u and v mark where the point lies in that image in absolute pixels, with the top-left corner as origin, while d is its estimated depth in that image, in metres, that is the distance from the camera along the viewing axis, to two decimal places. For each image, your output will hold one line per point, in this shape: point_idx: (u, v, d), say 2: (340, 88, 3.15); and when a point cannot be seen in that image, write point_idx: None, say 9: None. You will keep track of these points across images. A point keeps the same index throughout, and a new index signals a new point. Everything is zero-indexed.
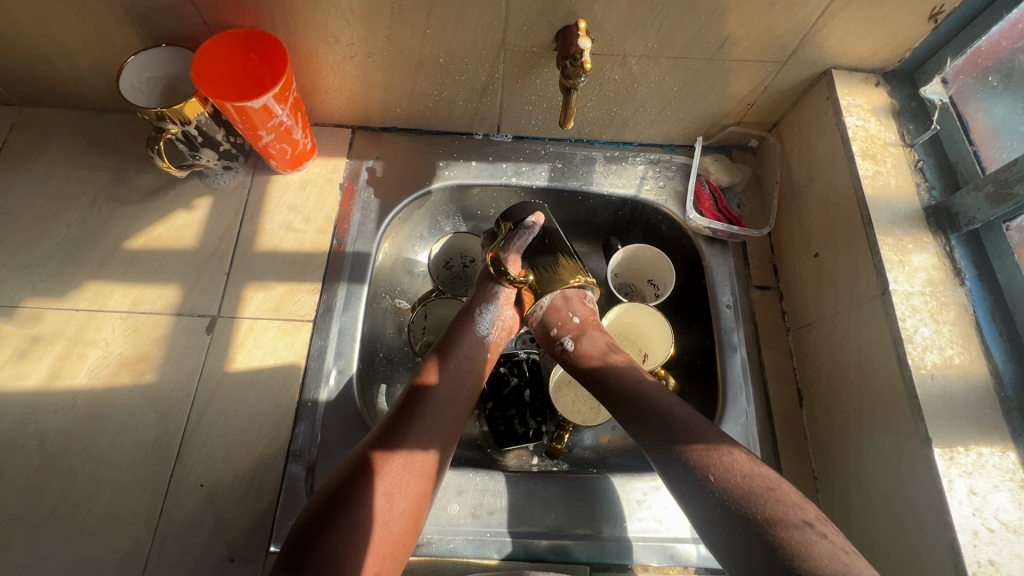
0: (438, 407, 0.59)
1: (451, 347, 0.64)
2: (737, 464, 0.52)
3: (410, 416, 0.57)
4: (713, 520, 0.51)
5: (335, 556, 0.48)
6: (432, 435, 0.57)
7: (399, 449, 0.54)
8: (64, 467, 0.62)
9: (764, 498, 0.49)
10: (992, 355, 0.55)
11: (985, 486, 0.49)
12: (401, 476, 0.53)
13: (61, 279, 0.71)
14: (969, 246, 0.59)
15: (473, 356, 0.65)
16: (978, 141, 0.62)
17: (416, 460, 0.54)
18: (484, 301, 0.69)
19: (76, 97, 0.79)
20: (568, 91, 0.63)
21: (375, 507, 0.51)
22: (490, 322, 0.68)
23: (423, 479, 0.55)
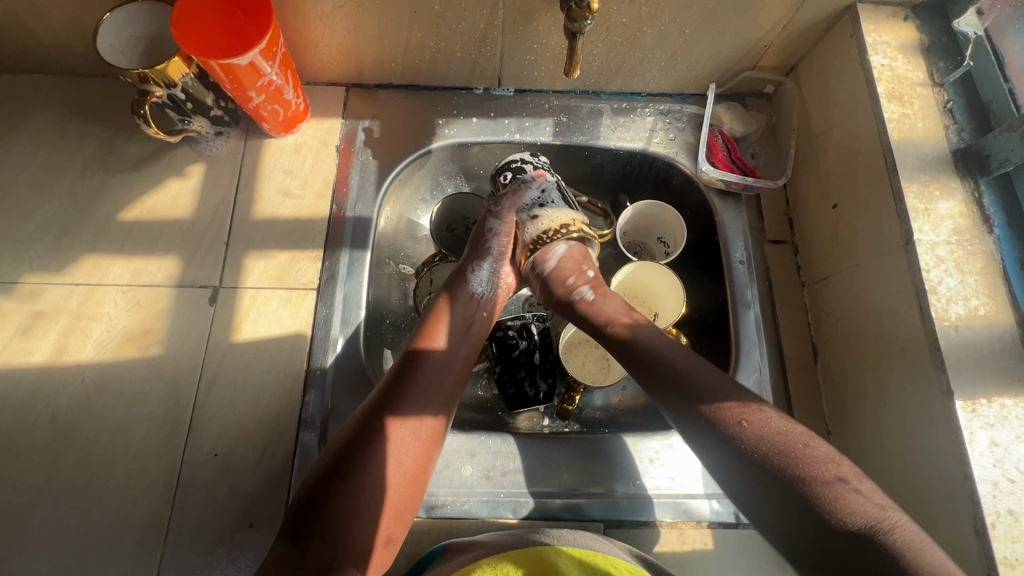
0: (433, 368, 0.57)
1: (441, 315, 0.62)
2: (780, 422, 0.50)
3: (409, 383, 0.55)
4: (755, 490, 0.48)
5: (339, 519, 0.47)
6: (433, 399, 0.56)
7: (398, 413, 0.53)
8: (78, 440, 0.62)
9: (809, 461, 0.47)
10: (1019, 304, 0.52)
11: (1006, 437, 0.48)
12: (409, 438, 0.53)
13: (58, 253, 0.70)
14: (999, 191, 0.56)
15: (470, 315, 0.63)
16: (1014, 76, 0.58)
17: (418, 422, 0.54)
18: (475, 262, 0.67)
19: (56, 62, 0.75)
20: (575, 35, 0.59)
21: (383, 470, 0.50)
22: (485, 280, 0.66)
23: (427, 446, 0.54)
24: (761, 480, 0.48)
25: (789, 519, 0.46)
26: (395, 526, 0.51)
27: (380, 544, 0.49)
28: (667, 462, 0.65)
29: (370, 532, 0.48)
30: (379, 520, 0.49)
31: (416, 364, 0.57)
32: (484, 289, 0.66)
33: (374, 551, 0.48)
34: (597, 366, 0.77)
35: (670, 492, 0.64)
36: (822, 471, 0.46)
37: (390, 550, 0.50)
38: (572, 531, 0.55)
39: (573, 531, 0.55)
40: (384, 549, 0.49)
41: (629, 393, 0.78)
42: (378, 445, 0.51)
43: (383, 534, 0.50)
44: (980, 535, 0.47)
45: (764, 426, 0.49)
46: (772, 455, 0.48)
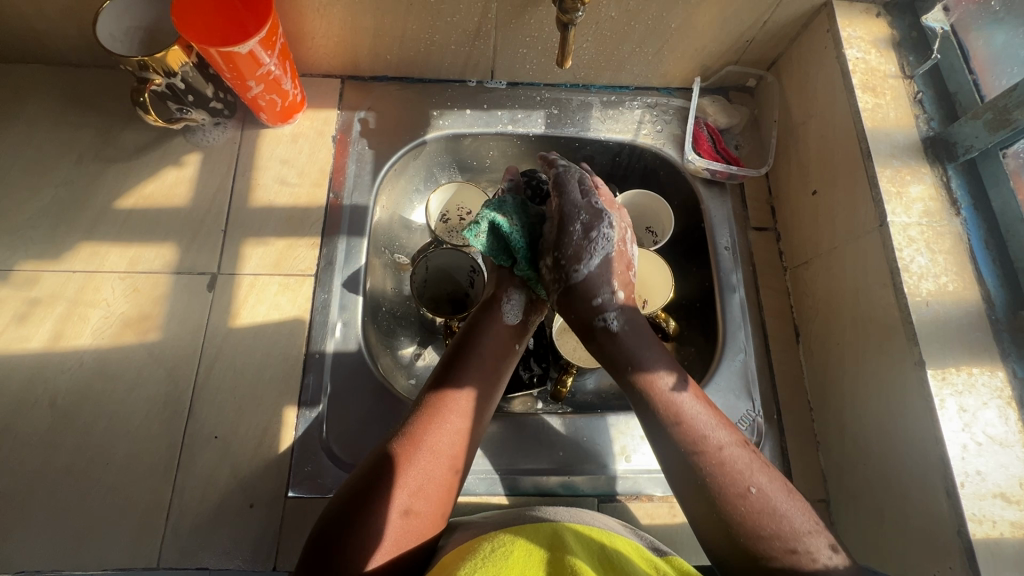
0: (485, 358, 0.58)
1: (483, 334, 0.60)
2: (710, 417, 0.52)
3: (457, 367, 0.57)
4: (680, 468, 0.51)
5: (377, 508, 0.47)
6: (479, 392, 0.56)
7: (447, 396, 0.55)
8: (77, 424, 0.63)
9: (715, 445, 0.50)
10: (985, 281, 0.56)
11: (974, 404, 0.52)
12: (454, 422, 0.53)
13: (54, 241, 0.70)
14: (966, 176, 0.60)
15: (506, 347, 0.60)
16: (977, 69, 0.62)
17: (463, 404, 0.55)
18: (509, 290, 0.64)
19: (51, 52, 0.75)
20: (566, 26, 0.61)
21: (426, 459, 0.51)
22: (514, 303, 0.63)
23: (467, 435, 0.54)
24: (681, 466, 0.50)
25: (708, 512, 0.49)
26: (418, 499, 0.49)
27: (394, 515, 0.47)
28: None
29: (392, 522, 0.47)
30: (399, 489, 0.49)
31: (465, 355, 0.58)
32: (517, 319, 0.62)
33: (403, 534, 0.47)
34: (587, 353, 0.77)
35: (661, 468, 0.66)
36: (716, 445, 0.50)
37: (412, 522, 0.48)
38: (574, 509, 0.53)
39: (570, 509, 0.53)
40: (402, 520, 0.48)
41: None
42: (423, 426, 0.52)
43: (401, 504, 0.48)
44: (950, 494, 0.50)
45: (681, 411, 0.52)
46: (690, 438, 0.51)
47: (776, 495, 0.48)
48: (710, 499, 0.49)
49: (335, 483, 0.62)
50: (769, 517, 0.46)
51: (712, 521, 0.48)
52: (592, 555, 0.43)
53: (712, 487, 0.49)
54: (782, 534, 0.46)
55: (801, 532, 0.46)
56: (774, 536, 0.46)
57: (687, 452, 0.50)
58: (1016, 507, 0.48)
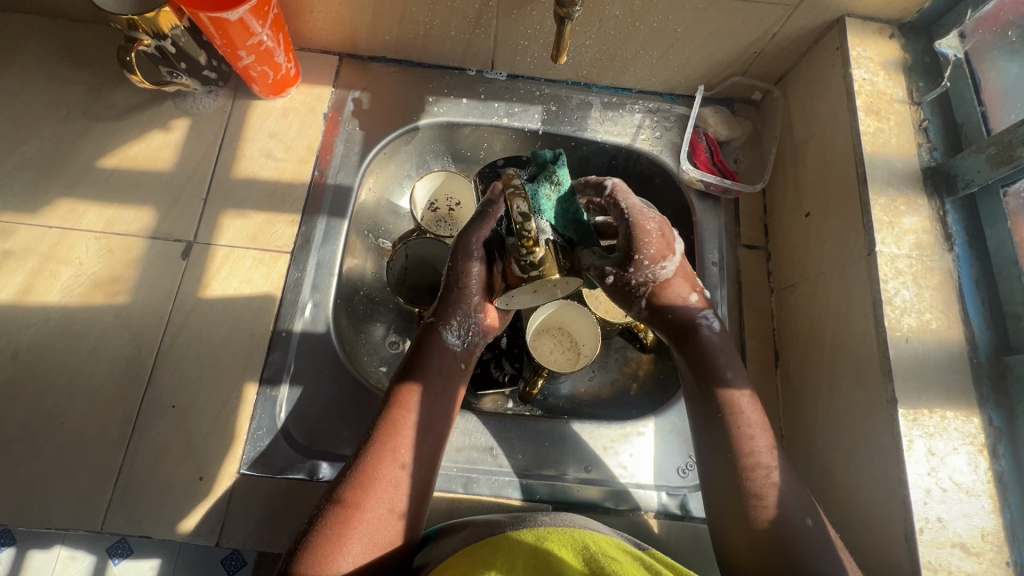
0: (438, 366, 0.59)
1: (427, 354, 0.60)
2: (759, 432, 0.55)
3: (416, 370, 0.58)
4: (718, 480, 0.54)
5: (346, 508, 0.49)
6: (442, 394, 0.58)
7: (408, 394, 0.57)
8: (36, 380, 0.62)
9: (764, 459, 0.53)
10: (970, 322, 0.54)
11: (944, 448, 0.50)
12: (424, 418, 0.56)
13: (33, 194, 0.69)
14: (963, 211, 0.58)
15: (449, 364, 0.60)
16: (988, 101, 0.59)
17: (423, 402, 0.56)
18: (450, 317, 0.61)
19: (49, 5, 0.74)
20: (563, 20, 0.58)
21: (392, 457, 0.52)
22: (454, 324, 0.62)
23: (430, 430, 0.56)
24: (723, 469, 0.54)
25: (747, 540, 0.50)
26: (387, 494, 0.51)
27: (364, 512, 0.49)
28: (621, 452, 0.66)
29: (365, 519, 0.49)
30: (365, 488, 0.50)
31: (422, 361, 0.59)
32: (459, 340, 0.62)
33: (375, 527, 0.49)
34: (563, 355, 0.77)
35: (620, 481, 0.65)
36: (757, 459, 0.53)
37: (394, 515, 0.50)
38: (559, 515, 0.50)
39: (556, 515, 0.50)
40: (373, 515, 0.49)
41: (594, 383, 0.80)
42: (388, 426, 0.54)
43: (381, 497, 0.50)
44: (907, 539, 0.48)
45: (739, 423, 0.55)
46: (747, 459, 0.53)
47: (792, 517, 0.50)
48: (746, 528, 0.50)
49: (288, 463, 0.62)
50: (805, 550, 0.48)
51: (742, 529, 0.51)
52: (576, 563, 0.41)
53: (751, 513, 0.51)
54: (797, 549, 0.48)
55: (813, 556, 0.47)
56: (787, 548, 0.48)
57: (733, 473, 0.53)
58: (975, 560, 0.47)
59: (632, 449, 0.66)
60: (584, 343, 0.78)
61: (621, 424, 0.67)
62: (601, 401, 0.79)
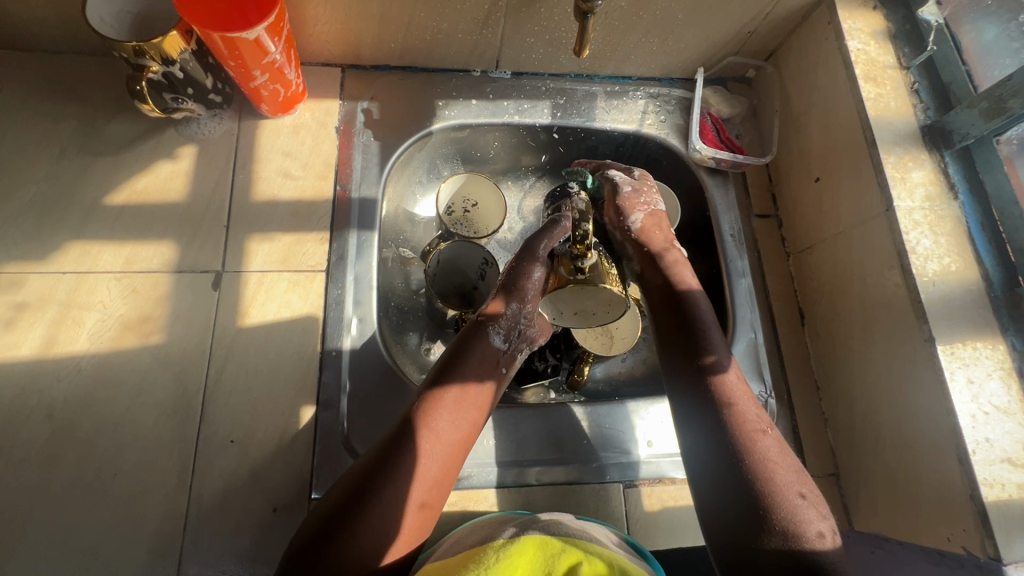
0: (478, 361, 0.59)
1: (471, 349, 0.59)
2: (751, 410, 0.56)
3: (459, 361, 0.58)
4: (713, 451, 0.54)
5: (374, 495, 0.49)
6: (472, 398, 0.57)
7: (451, 381, 0.56)
8: (78, 434, 0.59)
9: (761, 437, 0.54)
10: (983, 261, 0.60)
11: (979, 375, 0.55)
12: (452, 416, 0.55)
13: (40, 240, 0.65)
14: (961, 162, 0.63)
15: (493, 361, 0.60)
16: (970, 61, 0.64)
17: (462, 394, 0.56)
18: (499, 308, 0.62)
19: (24, 38, 0.70)
20: (585, 15, 0.60)
21: (422, 445, 0.52)
22: (500, 325, 0.62)
23: (467, 424, 0.56)
24: (720, 440, 0.54)
25: (737, 509, 0.51)
26: (418, 484, 0.51)
27: (400, 500, 0.49)
28: None
29: (390, 504, 0.49)
30: (402, 477, 0.50)
31: (464, 351, 0.59)
32: (503, 341, 0.62)
33: (400, 513, 0.49)
34: (597, 339, 0.77)
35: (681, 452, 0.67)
36: (756, 428, 0.55)
37: (424, 518, 0.51)
38: (597, 526, 0.55)
39: (596, 526, 0.54)
40: (404, 506, 0.49)
41: (628, 364, 0.84)
42: (426, 414, 0.54)
43: (417, 499, 0.50)
44: (962, 462, 0.53)
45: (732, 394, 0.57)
46: (738, 430, 0.54)
47: (795, 479, 0.52)
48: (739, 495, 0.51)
49: None
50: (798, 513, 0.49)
51: (735, 498, 0.51)
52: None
53: (750, 478, 0.52)
54: (789, 509, 0.50)
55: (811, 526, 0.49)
56: (781, 511, 0.49)
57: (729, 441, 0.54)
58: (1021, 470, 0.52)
59: None
60: (617, 328, 0.78)
61: None
62: (635, 380, 0.83)
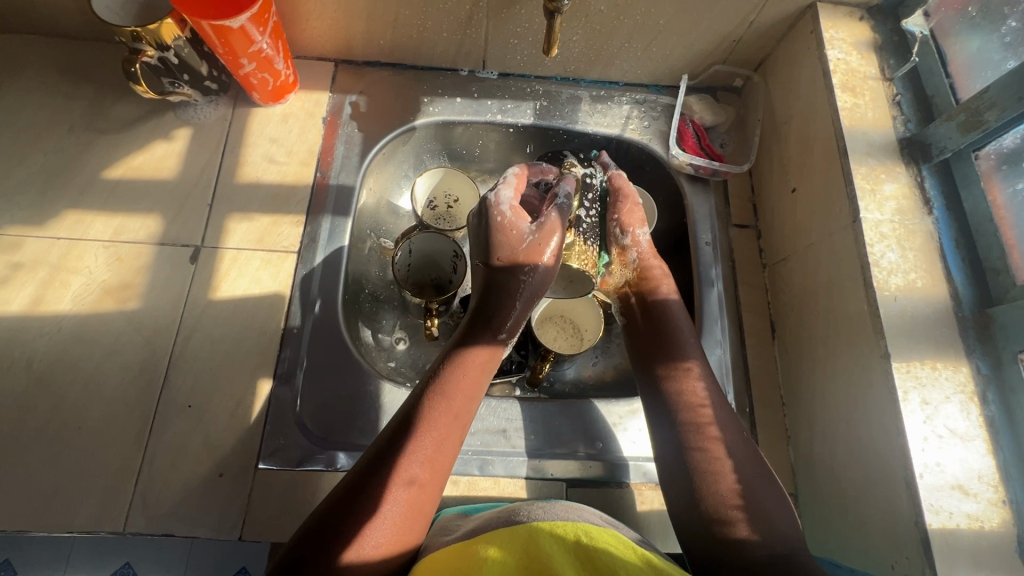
0: (491, 336, 0.59)
1: (484, 326, 0.59)
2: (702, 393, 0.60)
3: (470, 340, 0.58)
4: (666, 438, 0.58)
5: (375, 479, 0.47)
6: (474, 374, 0.55)
7: (459, 362, 0.55)
8: (51, 387, 0.63)
9: (711, 422, 0.57)
10: (954, 279, 0.57)
11: (936, 397, 0.52)
12: (461, 395, 0.53)
13: (40, 208, 0.70)
14: (939, 176, 0.61)
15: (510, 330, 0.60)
16: (954, 72, 0.62)
17: (471, 372, 0.55)
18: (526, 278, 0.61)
19: (48, 24, 0.76)
20: (553, 14, 0.62)
21: (429, 425, 0.50)
22: (510, 326, 0.60)
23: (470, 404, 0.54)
24: (670, 429, 0.58)
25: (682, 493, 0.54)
26: (424, 468, 0.49)
27: (401, 485, 0.47)
28: (629, 427, 0.68)
29: (391, 488, 0.47)
30: (407, 460, 0.48)
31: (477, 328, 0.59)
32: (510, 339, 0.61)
33: (398, 497, 0.46)
34: (568, 340, 0.80)
35: (631, 455, 0.66)
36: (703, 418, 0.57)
37: (420, 497, 0.48)
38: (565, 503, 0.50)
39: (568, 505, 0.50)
40: (407, 490, 0.47)
41: (598, 367, 0.82)
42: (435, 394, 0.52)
43: (408, 474, 0.48)
44: (910, 486, 0.50)
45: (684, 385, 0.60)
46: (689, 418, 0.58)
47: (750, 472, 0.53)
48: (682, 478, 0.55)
49: (305, 456, 0.63)
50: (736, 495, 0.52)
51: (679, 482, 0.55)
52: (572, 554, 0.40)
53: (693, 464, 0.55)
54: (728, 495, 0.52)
55: (768, 509, 0.51)
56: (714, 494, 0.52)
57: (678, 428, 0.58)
58: (972, 500, 0.49)
59: (640, 424, 0.68)
60: (585, 329, 0.80)
61: (628, 401, 0.69)
62: (605, 384, 0.81)
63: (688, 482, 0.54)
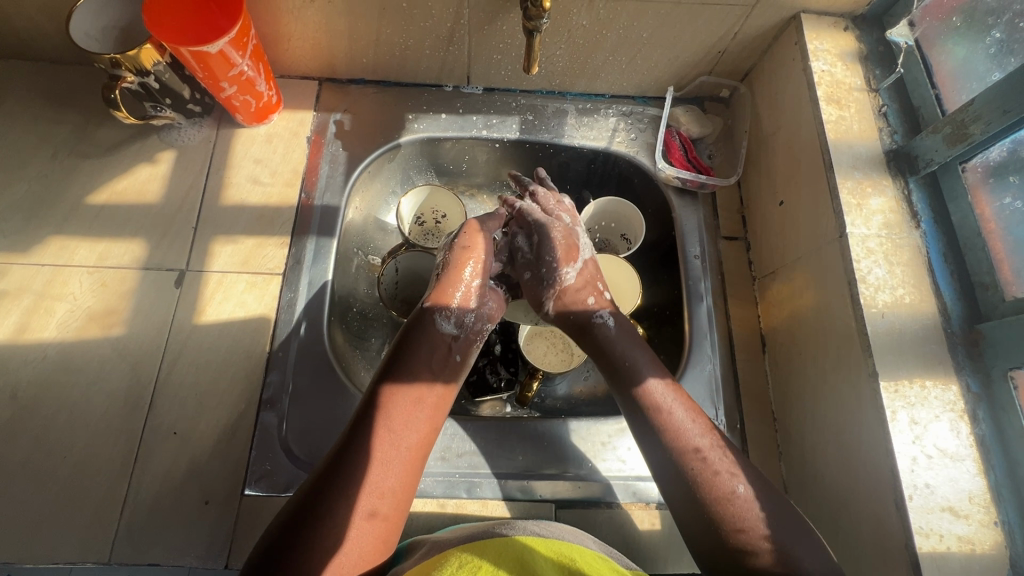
0: (426, 353, 0.57)
1: (414, 346, 0.57)
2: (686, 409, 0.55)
3: (404, 358, 0.56)
4: (664, 470, 0.53)
5: (329, 511, 0.46)
6: (418, 398, 0.54)
7: (404, 384, 0.54)
8: (36, 416, 0.63)
9: (698, 440, 0.53)
10: (942, 294, 0.56)
11: (925, 416, 0.52)
12: (407, 418, 0.53)
13: (25, 234, 0.70)
14: (927, 189, 0.60)
15: (443, 347, 0.59)
16: (940, 83, 0.62)
17: (415, 392, 0.54)
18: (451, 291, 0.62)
19: (31, 49, 0.76)
20: (532, 32, 0.61)
21: (379, 453, 0.50)
22: (449, 312, 0.61)
23: (428, 427, 0.54)
24: (666, 462, 0.53)
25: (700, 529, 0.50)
26: (381, 499, 0.48)
27: (360, 518, 0.47)
28: (619, 446, 0.67)
29: (347, 521, 0.46)
30: (362, 492, 0.48)
31: (409, 345, 0.58)
32: (454, 328, 0.60)
33: (355, 530, 0.46)
34: (558, 357, 0.77)
35: (620, 474, 0.66)
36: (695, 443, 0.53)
37: (378, 529, 0.47)
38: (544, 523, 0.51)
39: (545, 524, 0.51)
40: (365, 522, 0.47)
41: (590, 382, 0.81)
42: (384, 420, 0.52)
43: (366, 507, 0.47)
44: (899, 508, 0.50)
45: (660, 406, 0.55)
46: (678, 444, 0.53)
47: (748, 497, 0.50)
48: (696, 514, 0.51)
49: (292, 481, 0.62)
50: (747, 521, 0.48)
51: (694, 516, 0.51)
52: (560, 573, 0.42)
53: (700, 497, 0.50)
54: (744, 524, 0.48)
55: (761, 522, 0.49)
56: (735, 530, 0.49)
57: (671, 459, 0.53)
58: (964, 522, 0.48)
59: (630, 444, 0.67)
60: (576, 344, 0.77)
61: (616, 420, 0.68)
62: (597, 400, 0.80)
63: (699, 515, 0.50)
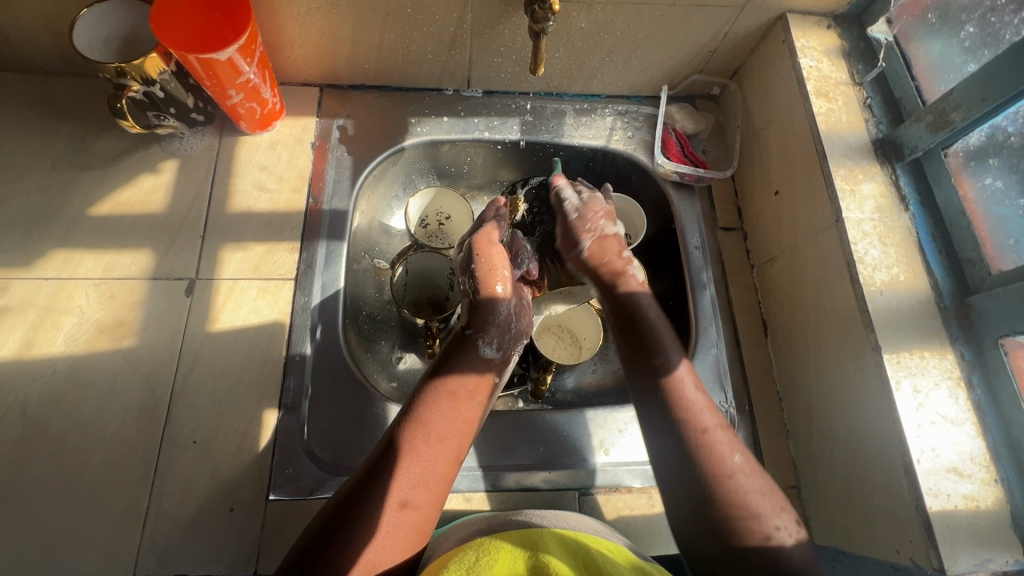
0: (469, 366, 0.59)
1: (457, 364, 0.58)
2: (703, 401, 0.55)
3: (451, 362, 0.59)
4: (669, 460, 0.53)
5: (365, 500, 0.47)
6: (461, 398, 0.56)
7: (449, 382, 0.57)
8: (48, 432, 0.62)
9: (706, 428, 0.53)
10: (933, 271, 0.60)
11: (926, 385, 0.55)
12: (451, 415, 0.54)
13: (25, 248, 0.69)
14: (913, 174, 0.64)
15: (484, 369, 0.60)
16: (919, 76, 0.66)
17: (459, 392, 0.56)
18: (491, 310, 0.63)
19: (24, 61, 0.75)
20: (538, 35, 0.64)
21: (418, 446, 0.51)
22: (491, 336, 0.62)
23: (468, 426, 0.55)
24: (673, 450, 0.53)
25: (694, 517, 0.50)
26: (414, 489, 0.49)
27: (393, 508, 0.47)
28: (636, 432, 0.69)
29: (378, 508, 0.47)
30: (396, 482, 0.49)
31: (455, 353, 0.60)
32: (495, 351, 0.62)
33: (387, 519, 0.47)
34: (566, 350, 0.81)
35: (639, 460, 0.68)
36: (706, 428, 0.53)
37: (410, 519, 0.48)
38: (559, 514, 0.52)
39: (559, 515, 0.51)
40: (398, 512, 0.47)
41: (598, 374, 0.83)
42: (426, 415, 0.53)
43: (398, 496, 0.48)
44: (908, 472, 0.53)
45: (680, 393, 0.55)
46: (689, 427, 0.53)
47: (755, 483, 0.50)
48: (694, 502, 0.50)
49: (317, 484, 0.62)
50: (754, 507, 0.48)
51: (690, 505, 0.50)
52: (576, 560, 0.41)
53: (704, 482, 0.50)
54: (745, 510, 0.48)
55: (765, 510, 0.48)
56: (739, 514, 0.48)
57: (679, 445, 0.53)
58: (968, 481, 0.52)
59: None
60: (584, 337, 0.81)
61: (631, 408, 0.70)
62: (605, 391, 0.82)
63: (697, 502, 0.50)
